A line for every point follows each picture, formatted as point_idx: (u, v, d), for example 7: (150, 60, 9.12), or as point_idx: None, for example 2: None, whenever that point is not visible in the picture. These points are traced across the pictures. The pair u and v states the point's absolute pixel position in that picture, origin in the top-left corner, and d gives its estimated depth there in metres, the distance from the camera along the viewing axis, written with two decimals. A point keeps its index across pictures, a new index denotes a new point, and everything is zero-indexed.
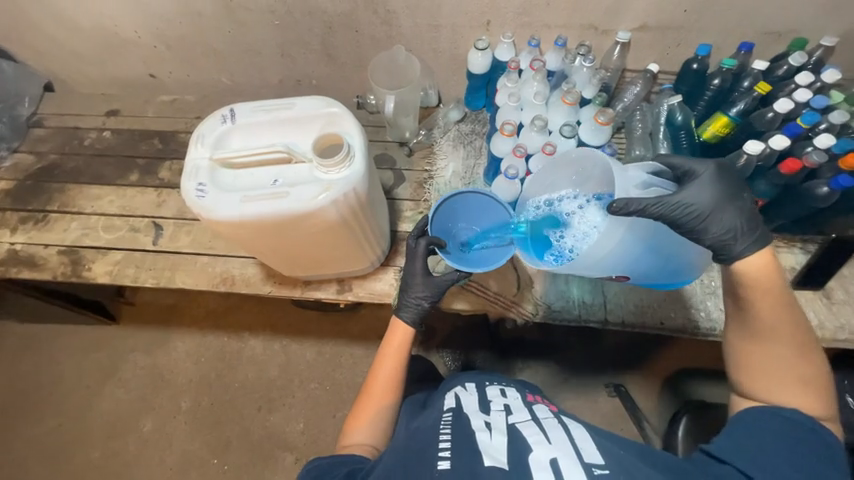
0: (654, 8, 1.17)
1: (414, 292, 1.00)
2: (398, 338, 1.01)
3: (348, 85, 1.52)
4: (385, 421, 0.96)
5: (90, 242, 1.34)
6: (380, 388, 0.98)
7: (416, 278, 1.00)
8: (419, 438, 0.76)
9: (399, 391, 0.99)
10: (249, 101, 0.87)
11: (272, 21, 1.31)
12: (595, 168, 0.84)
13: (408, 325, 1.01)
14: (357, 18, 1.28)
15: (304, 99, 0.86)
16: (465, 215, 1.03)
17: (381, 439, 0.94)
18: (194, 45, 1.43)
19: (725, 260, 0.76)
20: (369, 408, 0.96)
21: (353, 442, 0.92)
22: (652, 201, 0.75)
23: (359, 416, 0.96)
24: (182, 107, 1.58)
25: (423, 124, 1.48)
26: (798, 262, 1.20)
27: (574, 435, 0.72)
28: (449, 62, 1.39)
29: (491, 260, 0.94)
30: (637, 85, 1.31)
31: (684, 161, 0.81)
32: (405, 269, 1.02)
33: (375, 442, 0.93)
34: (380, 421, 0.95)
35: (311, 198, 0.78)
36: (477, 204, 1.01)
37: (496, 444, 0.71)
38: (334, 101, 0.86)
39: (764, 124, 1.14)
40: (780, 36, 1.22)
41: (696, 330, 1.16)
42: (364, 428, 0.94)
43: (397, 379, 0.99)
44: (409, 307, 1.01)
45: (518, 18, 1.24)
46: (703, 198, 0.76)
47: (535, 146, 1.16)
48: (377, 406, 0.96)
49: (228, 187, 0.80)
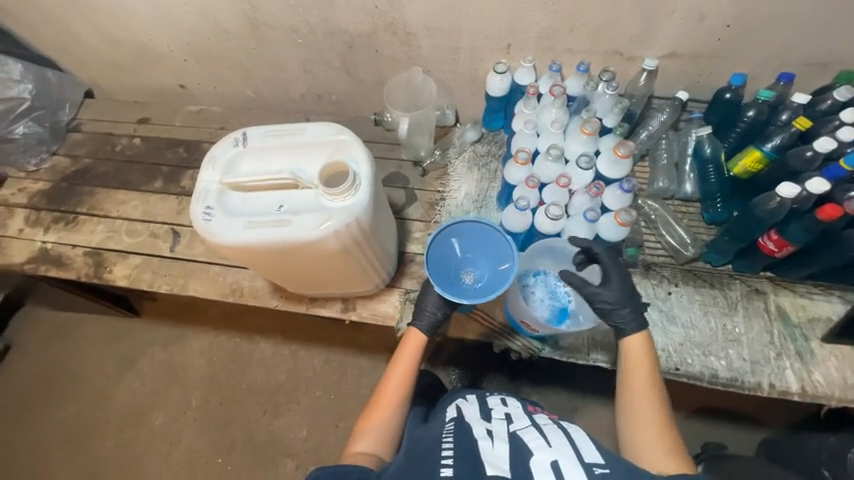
0: (684, 36, 1.11)
1: (425, 309, 1.04)
2: (410, 349, 1.02)
3: (368, 102, 1.55)
4: (395, 429, 0.94)
5: (113, 245, 1.40)
6: (389, 397, 0.97)
7: (427, 291, 1.07)
8: (423, 445, 0.75)
9: (406, 403, 0.98)
10: (262, 125, 0.88)
11: (296, 39, 1.34)
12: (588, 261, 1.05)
13: (422, 333, 1.03)
14: (377, 38, 1.28)
15: (314, 124, 0.87)
16: (464, 241, 1.05)
17: (387, 449, 0.91)
18: (222, 60, 1.48)
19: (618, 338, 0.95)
20: (376, 416, 0.95)
21: (359, 452, 0.89)
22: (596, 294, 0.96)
23: (365, 426, 0.93)
24: (207, 118, 1.64)
25: (439, 144, 1.47)
26: (835, 312, 1.12)
27: (575, 439, 0.73)
28: (468, 82, 1.37)
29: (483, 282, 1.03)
30: (663, 112, 1.27)
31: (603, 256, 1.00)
32: (422, 289, 1.08)
33: (380, 451, 0.90)
34: (387, 430, 0.93)
35: (311, 228, 0.78)
36: (474, 229, 1.04)
37: (498, 452, 0.71)
38: (345, 128, 0.87)
39: (801, 163, 1.05)
40: (825, 67, 1.13)
41: (714, 379, 1.08)
42: (368, 438, 0.92)
43: (406, 389, 0.99)
44: (426, 316, 1.04)
45: (539, 42, 1.20)
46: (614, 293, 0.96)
47: (550, 176, 1.11)
48: (386, 414, 0.95)
49: (234, 210, 0.80)
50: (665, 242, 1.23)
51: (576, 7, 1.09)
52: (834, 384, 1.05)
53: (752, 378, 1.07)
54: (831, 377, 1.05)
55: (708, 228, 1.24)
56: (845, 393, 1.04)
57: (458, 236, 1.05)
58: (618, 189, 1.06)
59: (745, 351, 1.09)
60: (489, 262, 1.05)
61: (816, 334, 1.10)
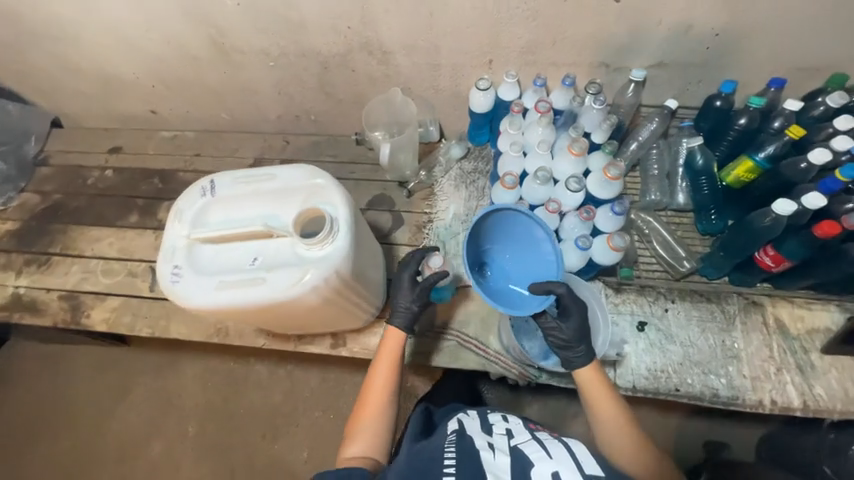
0: (671, 46, 1.07)
1: (401, 303, 1.02)
2: (392, 346, 0.99)
3: (348, 123, 1.48)
4: (387, 426, 0.92)
5: (89, 287, 1.34)
6: (375, 400, 0.94)
7: (401, 288, 1.03)
8: (422, 456, 0.71)
9: (394, 400, 0.96)
10: (230, 171, 0.82)
11: (268, 62, 1.27)
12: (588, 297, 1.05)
13: (401, 329, 1.01)
14: (353, 58, 1.22)
15: (286, 167, 0.81)
16: (517, 239, 1.03)
17: (383, 451, 0.89)
18: (192, 85, 1.41)
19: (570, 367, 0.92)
20: (367, 418, 0.92)
21: (354, 455, 0.87)
22: (556, 329, 0.91)
23: (357, 429, 0.91)
24: (182, 144, 1.57)
25: (423, 164, 1.42)
26: (833, 322, 1.10)
27: (576, 451, 0.70)
28: (450, 97, 1.31)
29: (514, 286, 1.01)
30: (653, 121, 1.22)
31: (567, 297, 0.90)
32: (395, 280, 1.05)
33: (375, 453, 0.88)
34: (380, 431, 0.91)
35: (287, 286, 0.73)
36: (526, 230, 1.00)
37: (500, 464, 0.68)
38: (319, 170, 0.81)
39: (795, 174, 1.03)
40: (816, 71, 1.09)
41: (714, 398, 1.06)
42: (360, 443, 0.89)
43: (393, 388, 0.96)
44: (400, 314, 1.02)
45: (523, 56, 1.14)
46: (565, 332, 0.91)
47: (539, 199, 1.08)
48: (374, 416, 0.92)
49: (205, 268, 0.76)
50: (661, 256, 1.19)
51: (558, 21, 1.04)
52: (835, 397, 1.03)
53: (753, 396, 1.05)
54: (831, 390, 1.04)
55: (702, 239, 1.21)
56: (847, 407, 1.02)
57: (512, 231, 1.02)
58: (609, 211, 1.02)
59: (744, 368, 1.08)
60: (535, 266, 1.00)
61: (814, 346, 1.08)
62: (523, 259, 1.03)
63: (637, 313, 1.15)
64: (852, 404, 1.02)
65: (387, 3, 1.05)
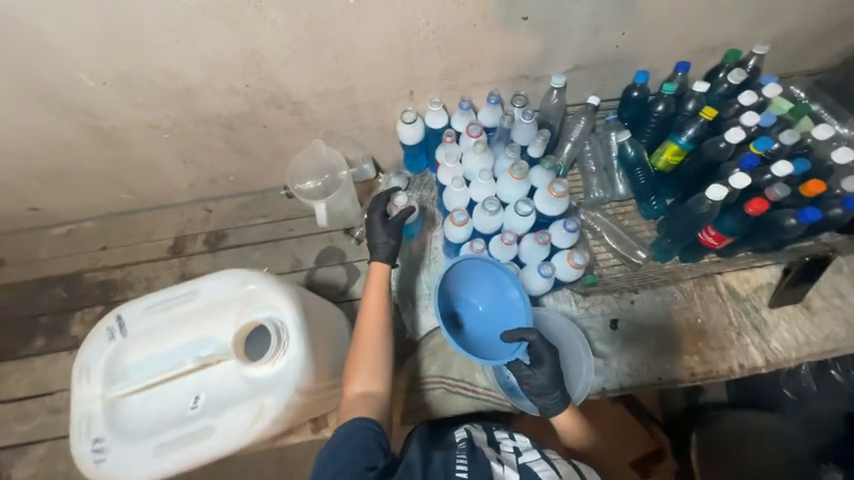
0: (583, 49, 1.07)
1: (376, 240, 0.97)
2: (378, 279, 0.94)
3: (272, 174, 1.31)
4: (387, 356, 0.85)
5: (1, 441, 1.12)
6: (369, 327, 0.88)
7: (375, 226, 0.99)
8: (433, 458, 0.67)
9: (390, 325, 0.89)
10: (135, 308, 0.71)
11: (161, 134, 1.10)
12: (564, 329, 1.09)
13: (385, 262, 0.96)
14: (260, 114, 1.09)
15: (205, 288, 0.71)
16: (483, 285, 1.02)
17: (386, 382, 0.82)
18: (74, 173, 1.20)
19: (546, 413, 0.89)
20: (364, 355, 0.85)
21: (356, 394, 0.80)
22: (529, 377, 0.89)
23: (357, 364, 0.83)
24: (81, 238, 1.35)
25: (366, 205, 1.31)
26: (773, 275, 1.19)
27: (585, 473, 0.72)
28: (378, 131, 1.21)
29: (488, 332, 1.01)
30: (581, 120, 1.23)
31: (539, 345, 0.88)
32: (367, 220, 1.01)
33: (378, 390, 0.81)
34: (379, 365, 0.84)
35: (237, 431, 0.68)
36: (494, 275, 0.99)
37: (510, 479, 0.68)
38: (246, 281, 0.71)
39: (716, 153, 1.08)
40: (714, 50, 1.15)
41: (692, 377, 1.11)
42: (361, 375, 0.82)
43: (386, 315, 0.90)
44: (380, 247, 0.97)
45: (443, 82, 1.08)
46: (540, 380, 0.88)
47: (492, 228, 1.05)
48: (372, 351, 0.85)
49: (139, 428, 0.71)
50: (617, 250, 1.21)
51: (471, 44, 0.99)
52: (789, 347, 1.12)
53: (724, 365, 1.11)
54: (785, 341, 1.13)
55: (649, 224, 1.25)
56: (800, 353, 1.12)
57: (475, 276, 1.01)
58: (562, 228, 1.01)
59: (711, 340, 1.13)
60: (505, 311, 1.00)
61: (763, 302, 1.17)
62: (496, 304, 1.02)
63: (608, 312, 1.17)
64: (804, 349, 1.12)
65: (284, 55, 0.94)
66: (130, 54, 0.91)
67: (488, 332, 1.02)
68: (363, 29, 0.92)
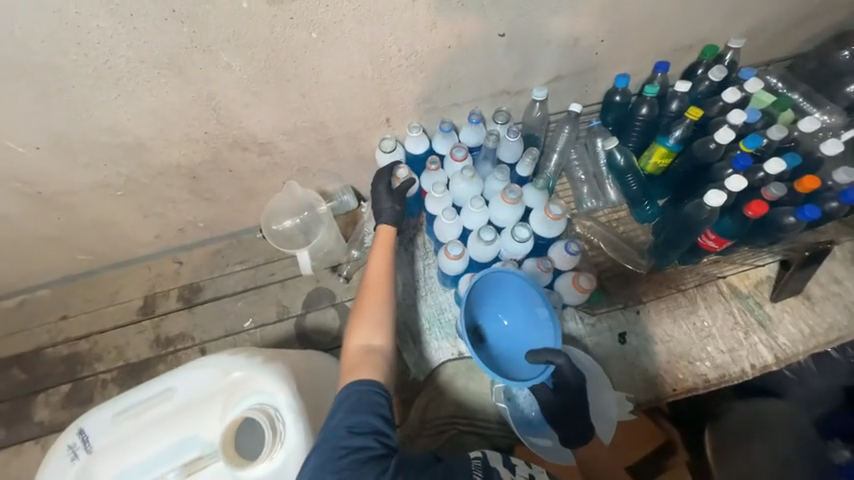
0: (563, 60, 1.03)
1: (381, 206, 0.97)
2: (383, 241, 0.92)
3: (246, 217, 1.21)
4: (390, 310, 0.82)
5: None
6: (374, 284, 0.85)
7: (380, 191, 0.98)
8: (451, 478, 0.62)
9: (394, 285, 0.86)
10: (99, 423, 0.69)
11: (114, 192, 0.99)
12: (577, 355, 1.07)
13: (390, 226, 0.95)
14: (225, 160, 0.99)
15: (180, 382, 0.71)
16: (507, 300, 0.98)
17: (389, 335, 0.78)
18: (18, 242, 1.07)
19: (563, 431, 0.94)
20: (368, 308, 0.81)
21: (359, 346, 0.76)
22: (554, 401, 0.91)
23: (359, 316, 0.80)
24: (36, 310, 1.21)
25: (352, 240, 1.23)
26: (772, 268, 1.19)
27: None
28: (355, 163, 1.13)
29: (513, 349, 0.96)
30: (565, 128, 1.17)
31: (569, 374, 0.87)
32: (371, 190, 1.00)
33: (382, 343, 0.76)
34: (384, 317, 0.80)
35: None
36: (518, 289, 0.95)
37: None
38: (223, 367, 0.71)
39: (707, 155, 1.05)
40: (691, 48, 1.13)
41: (706, 384, 1.08)
42: (365, 329, 0.78)
43: (390, 277, 0.87)
44: (384, 211, 0.96)
45: (420, 106, 1.01)
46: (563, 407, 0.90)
47: (489, 257, 0.99)
48: (377, 302, 0.82)
49: None
50: (617, 260, 1.17)
51: (447, 65, 0.93)
52: (796, 340, 1.11)
53: (736, 368, 1.09)
54: (791, 335, 1.12)
55: (644, 229, 1.22)
56: (807, 345, 1.11)
57: (500, 289, 0.97)
58: (563, 250, 0.96)
59: (720, 342, 1.11)
60: (528, 328, 0.96)
61: (765, 296, 1.16)
62: (519, 325, 0.98)
63: (615, 325, 1.13)
64: (810, 341, 1.11)
65: (245, 98, 0.85)
66: (65, 112, 0.80)
67: (514, 350, 0.97)
68: (329, 62, 0.84)
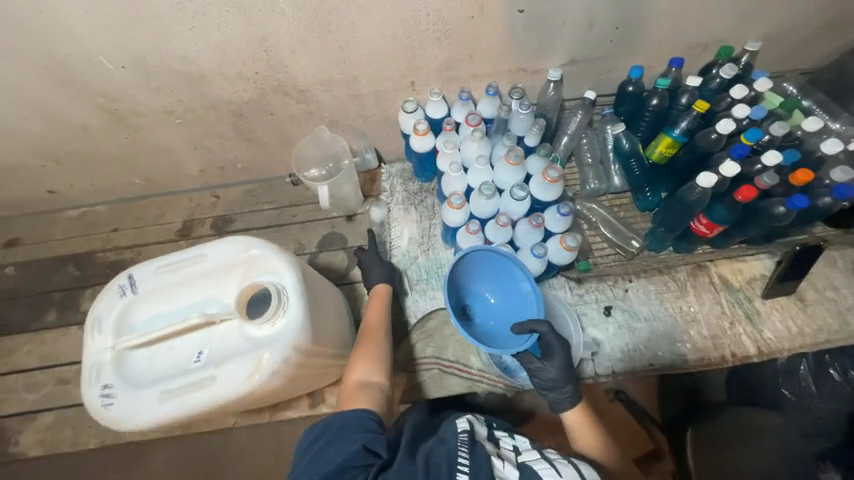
0: (579, 43, 1.12)
1: (374, 271, 1.13)
2: (378, 300, 1.07)
3: (279, 162, 1.36)
4: (383, 355, 0.93)
5: (12, 409, 1.16)
6: (368, 336, 0.97)
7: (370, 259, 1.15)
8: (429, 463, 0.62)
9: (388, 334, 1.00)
10: (148, 264, 0.82)
11: (173, 119, 1.16)
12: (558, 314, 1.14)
13: (385, 285, 1.10)
14: (267, 101, 1.14)
15: (214, 247, 0.82)
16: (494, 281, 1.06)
17: (384, 375, 0.89)
18: (91, 156, 1.26)
19: (557, 408, 0.94)
20: (365, 351, 0.93)
21: (358, 382, 0.86)
22: (541, 369, 0.95)
23: (357, 358, 0.91)
24: (94, 221, 1.41)
25: (370, 193, 1.37)
26: (766, 268, 1.21)
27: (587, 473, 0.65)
28: (381, 123, 1.26)
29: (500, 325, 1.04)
30: (578, 113, 1.26)
31: (554, 341, 0.93)
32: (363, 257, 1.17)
33: (379, 380, 0.87)
34: (380, 360, 0.92)
35: (241, 378, 0.75)
36: (505, 268, 1.02)
37: None
38: (250, 243, 0.82)
39: (709, 144, 1.11)
40: (707, 47, 1.19)
41: (684, 364, 1.12)
42: (362, 367, 0.89)
43: (384, 327, 1.00)
44: (377, 272, 1.13)
45: (443, 74, 1.13)
46: (551, 373, 0.94)
47: (488, 213, 1.08)
48: (374, 346, 0.94)
49: (140, 381, 0.79)
50: (612, 240, 1.24)
51: (468, 35, 1.04)
52: (782, 337, 1.13)
53: (717, 353, 1.12)
54: (778, 331, 1.14)
55: (643, 216, 1.27)
56: (793, 343, 1.13)
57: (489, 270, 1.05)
58: (556, 213, 1.03)
59: (704, 329, 1.15)
60: (512, 306, 1.04)
61: (757, 293, 1.18)
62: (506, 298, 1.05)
63: (602, 299, 1.19)
64: (797, 340, 1.13)
65: (292, 43, 1.00)
66: (150, 42, 0.97)
67: (501, 324, 1.04)
68: (366, 20, 0.97)
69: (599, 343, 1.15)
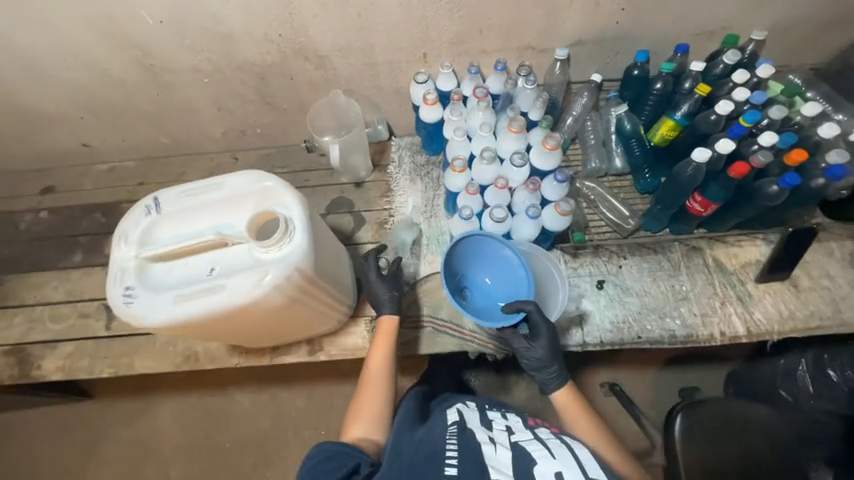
0: (586, 24, 1.17)
1: (379, 297, 1.09)
2: (385, 335, 1.05)
3: (295, 128, 1.44)
4: (384, 411, 0.95)
5: (37, 337, 1.26)
6: (371, 387, 0.98)
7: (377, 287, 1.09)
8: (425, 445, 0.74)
9: (391, 380, 1.01)
10: (174, 188, 0.91)
11: (202, 78, 1.25)
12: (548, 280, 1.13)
13: (392, 317, 1.07)
14: (288, 66, 1.22)
15: (232, 177, 0.90)
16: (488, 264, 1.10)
17: (383, 430, 0.92)
18: (124, 111, 1.36)
19: (546, 388, 1.01)
20: (366, 404, 0.95)
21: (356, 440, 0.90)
22: (528, 350, 1.01)
23: (359, 412, 0.94)
24: (122, 174, 1.51)
25: (380, 162, 1.44)
26: (762, 254, 1.21)
27: (578, 452, 0.72)
28: (393, 95, 1.33)
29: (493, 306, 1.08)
30: (583, 95, 1.32)
31: (540, 322, 1.00)
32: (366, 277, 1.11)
33: (377, 439, 0.90)
34: (379, 415, 0.94)
35: (248, 289, 0.82)
36: (499, 250, 1.07)
37: (502, 458, 0.71)
38: (263, 176, 0.89)
39: (708, 126, 1.15)
40: (712, 35, 1.22)
41: (672, 339, 1.15)
42: (362, 423, 0.92)
43: (387, 372, 1.01)
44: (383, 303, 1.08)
45: (454, 47, 1.20)
46: (540, 353, 1.00)
47: (488, 178, 1.13)
48: (375, 398, 0.96)
49: (156, 288, 0.86)
50: (609, 218, 1.28)
51: (479, 9, 1.10)
52: (772, 319, 1.15)
53: (705, 331, 1.15)
54: (769, 314, 1.15)
55: (643, 198, 1.30)
56: (784, 326, 1.14)
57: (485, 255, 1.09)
58: (553, 180, 1.08)
59: (694, 306, 1.17)
60: (504, 289, 1.09)
61: (751, 276, 1.19)
62: (499, 281, 1.10)
63: (595, 273, 1.23)
64: (788, 324, 1.14)
65: (315, 9, 1.08)
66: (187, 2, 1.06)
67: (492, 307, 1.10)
68: None
69: (590, 313, 1.18)
